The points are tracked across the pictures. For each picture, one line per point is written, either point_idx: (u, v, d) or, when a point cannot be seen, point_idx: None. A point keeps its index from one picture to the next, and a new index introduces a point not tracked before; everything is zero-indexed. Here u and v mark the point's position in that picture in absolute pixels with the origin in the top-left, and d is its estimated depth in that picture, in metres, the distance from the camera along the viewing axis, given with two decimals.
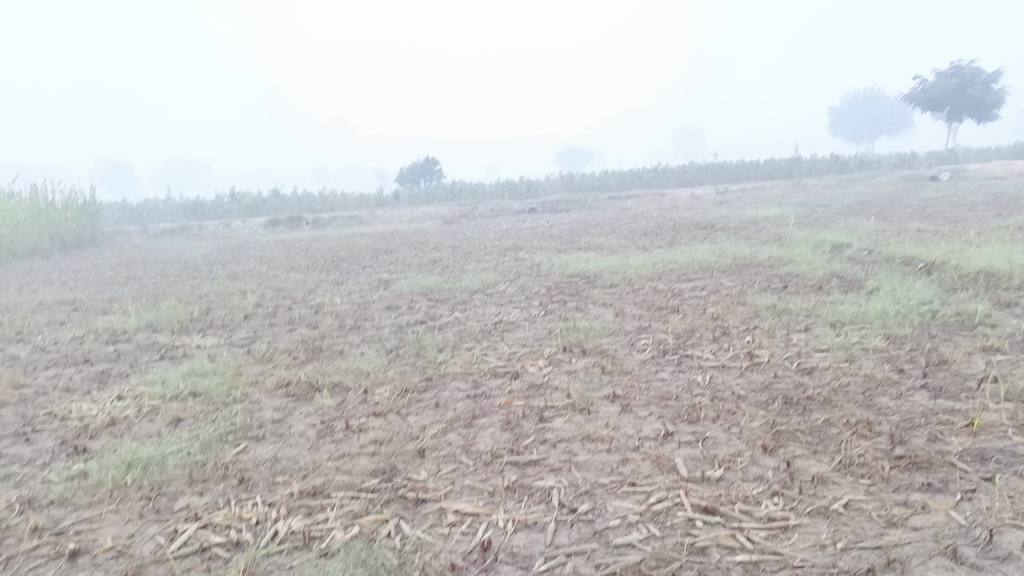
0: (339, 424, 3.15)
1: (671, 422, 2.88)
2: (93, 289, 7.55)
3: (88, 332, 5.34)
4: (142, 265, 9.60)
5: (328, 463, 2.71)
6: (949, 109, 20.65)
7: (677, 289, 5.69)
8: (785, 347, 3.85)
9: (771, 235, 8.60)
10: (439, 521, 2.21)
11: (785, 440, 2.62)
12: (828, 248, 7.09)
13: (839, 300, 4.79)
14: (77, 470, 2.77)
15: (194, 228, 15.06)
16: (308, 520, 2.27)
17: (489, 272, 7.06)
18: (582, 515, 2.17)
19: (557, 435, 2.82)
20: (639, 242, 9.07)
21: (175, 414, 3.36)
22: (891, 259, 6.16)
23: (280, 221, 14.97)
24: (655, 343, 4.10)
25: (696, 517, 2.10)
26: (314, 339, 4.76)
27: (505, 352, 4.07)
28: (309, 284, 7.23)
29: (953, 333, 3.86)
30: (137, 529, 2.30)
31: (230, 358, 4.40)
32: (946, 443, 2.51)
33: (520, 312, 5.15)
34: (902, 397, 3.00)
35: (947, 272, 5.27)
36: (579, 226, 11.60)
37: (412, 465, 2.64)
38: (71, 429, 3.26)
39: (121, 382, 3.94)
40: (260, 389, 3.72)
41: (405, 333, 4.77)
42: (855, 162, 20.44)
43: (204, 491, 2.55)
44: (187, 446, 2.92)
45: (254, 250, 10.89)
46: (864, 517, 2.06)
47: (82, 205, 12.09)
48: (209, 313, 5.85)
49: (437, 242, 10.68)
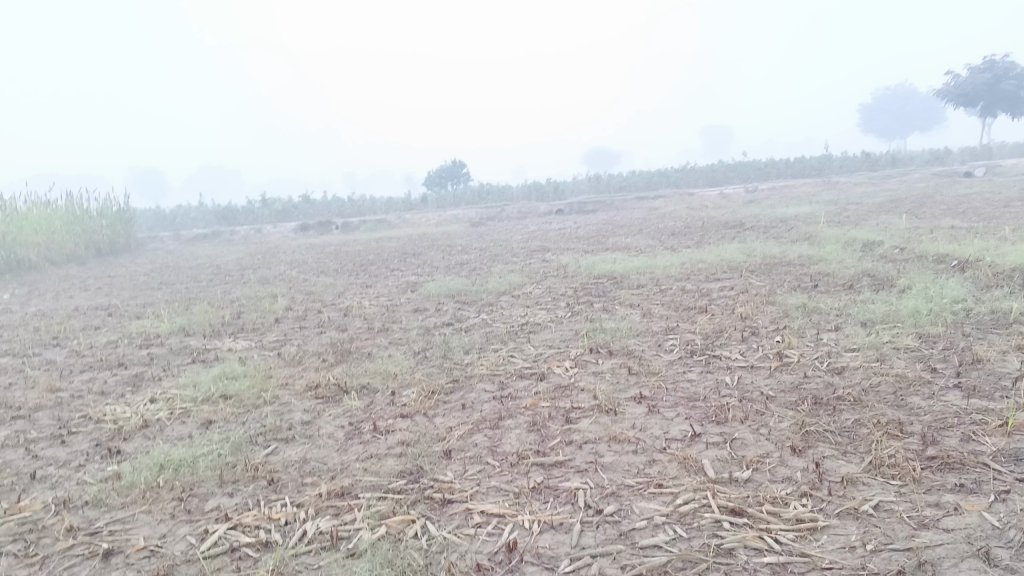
0: (367, 425, 3.17)
1: (698, 423, 2.86)
2: (127, 294, 7.68)
3: (122, 336, 5.43)
4: (175, 270, 9.75)
5: (356, 464, 2.74)
6: (983, 104, 20.28)
7: (705, 289, 5.66)
8: (815, 346, 3.81)
9: (800, 233, 8.50)
10: (465, 522, 2.21)
11: (814, 441, 2.59)
12: (859, 246, 7.00)
13: (870, 299, 4.72)
14: (111, 471, 2.82)
15: (225, 233, 15.25)
16: (336, 520, 2.30)
17: (516, 274, 7.07)
18: (608, 516, 2.17)
19: (583, 436, 2.81)
20: (667, 242, 9.03)
21: (207, 416, 3.41)
22: (924, 257, 6.07)
23: (309, 226, 15.10)
24: (682, 344, 4.07)
25: (723, 519, 2.08)
26: (342, 342, 4.80)
27: (531, 353, 4.07)
28: (338, 287, 7.30)
29: (988, 331, 3.79)
30: (169, 530, 2.33)
31: (260, 361, 4.45)
32: (979, 443, 2.47)
33: (547, 313, 5.15)
34: (933, 396, 2.95)
35: (980, 269, 5.18)
36: (606, 227, 11.59)
37: (439, 466, 2.65)
38: (105, 432, 3.32)
39: (153, 385, 4.00)
40: (290, 391, 3.75)
41: (432, 335, 4.80)
42: (887, 159, 20.14)
43: (234, 492, 2.58)
44: (218, 447, 2.96)
45: (284, 254, 11.01)
46: (895, 518, 2.03)
47: (116, 212, 12.30)
48: (240, 316, 5.92)
49: (464, 244, 10.72)
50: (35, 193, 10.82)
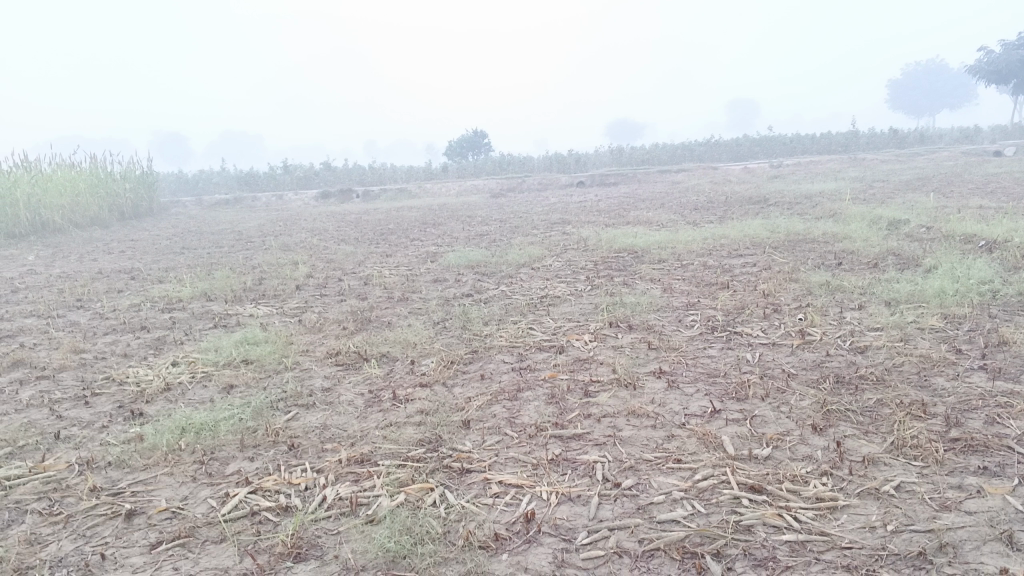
0: (386, 393, 3.19)
1: (718, 399, 2.85)
2: (150, 258, 7.74)
3: (145, 300, 5.47)
4: (197, 235, 9.81)
5: (375, 432, 2.75)
6: (1017, 81, 19.85)
7: (727, 265, 5.62)
8: (838, 325, 3.77)
9: (825, 211, 8.39)
10: (483, 492, 2.22)
11: (835, 420, 2.57)
12: (885, 224, 6.92)
13: (895, 278, 4.67)
14: (134, 433, 2.85)
15: (247, 199, 15.30)
16: (356, 486, 2.31)
17: (536, 246, 7.04)
18: (626, 489, 2.17)
19: (601, 410, 2.81)
20: (689, 216, 8.96)
21: (228, 380, 3.44)
22: (950, 237, 5.98)
23: (330, 194, 15.12)
24: (703, 320, 4.05)
25: (742, 496, 2.07)
26: (362, 310, 4.82)
27: (550, 326, 4.06)
28: (359, 255, 7.32)
29: (1014, 313, 3.74)
30: (190, 492, 2.36)
31: (281, 327, 4.48)
32: (1004, 426, 2.44)
33: (567, 286, 5.13)
34: (958, 377, 2.92)
35: (1008, 250, 5.10)
36: (628, 200, 11.53)
37: (457, 435, 2.66)
38: (127, 394, 3.36)
39: (175, 349, 4.04)
40: (310, 358, 3.78)
41: (452, 305, 4.79)
42: (915, 137, 19.82)
43: (255, 456, 2.61)
44: (239, 412, 2.99)
45: (305, 222, 11.04)
46: (916, 499, 2.01)
47: (139, 176, 12.36)
48: (261, 283, 5.94)
49: (484, 215, 10.70)
50: (60, 156, 10.87)
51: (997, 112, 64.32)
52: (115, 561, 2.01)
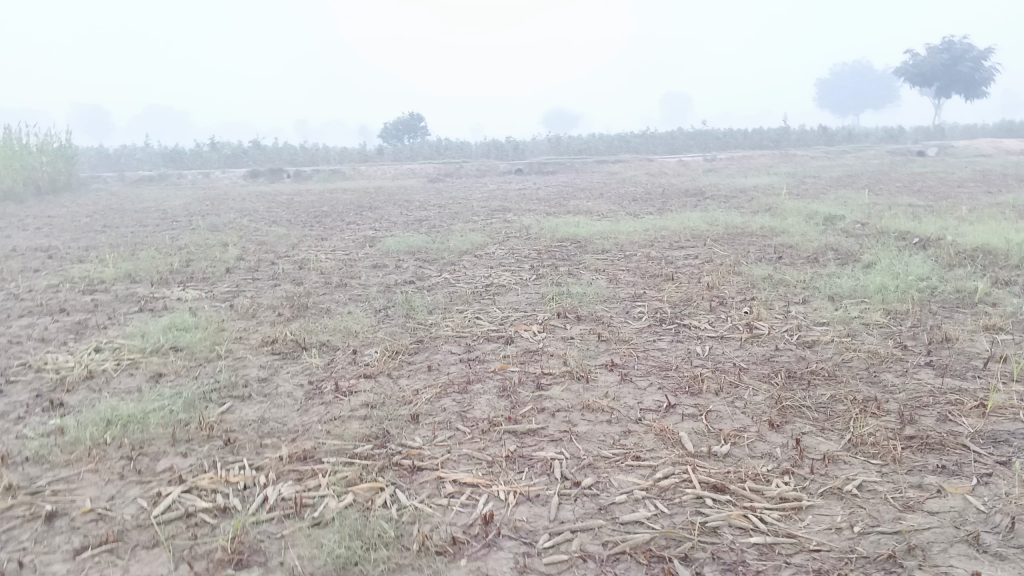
0: (328, 385, 3.04)
1: (673, 393, 2.79)
2: (69, 236, 7.34)
3: (63, 280, 5.16)
4: (119, 213, 9.37)
5: (318, 426, 2.61)
6: (939, 85, 20.55)
7: (670, 257, 5.60)
8: (785, 319, 3.77)
9: (762, 204, 8.51)
10: (436, 492, 2.11)
11: (791, 416, 2.54)
12: (821, 219, 7.03)
13: (836, 273, 4.71)
14: (54, 425, 2.65)
15: (172, 177, 14.73)
16: (299, 486, 2.18)
17: (478, 233, 6.92)
18: (586, 489, 2.09)
19: (555, 404, 2.73)
20: (629, 207, 8.97)
21: (157, 369, 3.24)
22: (885, 233, 6.10)
23: (260, 173, 14.67)
24: (651, 311, 4.01)
25: (705, 495, 2.02)
26: (299, 295, 4.63)
27: (497, 316, 3.96)
28: (293, 238, 7.08)
29: (954, 310, 3.80)
30: (118, 491, 2.19)
31: (212, 312, 4.27)
32: (957, 423, 2.45)
33: (511, 275, 5.03)
34: (906, 374, 2.94)
35: (943, 248, 5.21)
36: (567, 189, 11.50)
37: (406, 430, 2.54)
38: (46, 382, 3.13)
39: (98, 334, 3.80)
40: (245, 346, 3.59)
41: (394, 293, 4.65)
42: (843, 134, 20.36)
43: (188, 452, 2.44)
44: (170, 403, 2.81)
45: (235, 202, 10.67)
46: (879, 499, 1.99)
47: (57, 149, 11.76)
48: (190, 265, 5.68)
49: (422, 200, 10.52)
50: None
51: (918, 115, 66.72)
52: (34, 569, 1.84)
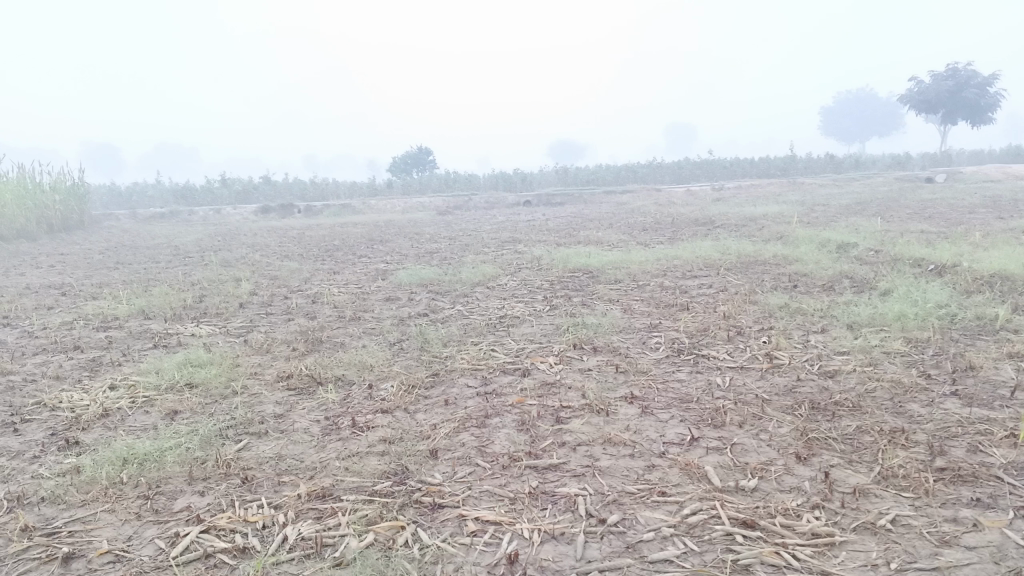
0: (344, 420, 3.01)
1: (695, 425, 2.75)
2: (82, 273, 7.37)
3: (77, 318, 5.16)
4: (131, 249, 9.41)
5: (336, 463, 2.57)
6: (944, 111, 20.59)
7: (684, 286, 5.57)
8: (804, 348, 3.73)
9: (773, 232, 8.50)
10: (458, 530, 2.07)
11: (818, 449, 2.49)
12: (834, 247, 7.00)
13: (853, 301, 4.68)
14: (70, 465, 2.62)
15: (183, 213, 14.82)
16: (319, 524, 2.14)
17: (489, 265, 6.91)
18: (612, 526, 2.05)
19: (576, 437, 2.68)
20: (639, 237, 8.97)
21: (172, 406, 3.21)
22: (900, 260, 6.06)
23: (271, 208, 14.74)
24: (667, 342, 3.97)
25: (735, 532, 1.98)
26: (313, 330, 4.61)
27: (512, 348, 3.93)
28: (305, 272, 7.08)
29: (976, 337, 3.75)
30: (135, 531, 2.16)
31: (226, 347, 4.25)
32: (988, 454, 2.40)
33: (525, 306, 5.01)
34: (932, 403, 2.88)
35: (959, 274, 5.17)
36: (576, 220, 11.52)
37: (425, 467, 2.50)
38: (61, 420, 3.11)
39: (112, 371, 3.78)
40: (259, 382, 3.57)
41: (407, 326, 4.63)
42: (851, 162, 20.39)
43: (206, 491, 2.40)
44: (186, 441, 2.78)
45: (245, 237, 10.71)
46: (914, 534, 1.94)
47: (69, 187, 11.86)
48: (203, 300, 5.67)
49: (432, 232, 10.53)
50: None
51: (924, 141, 66.87)
52: None
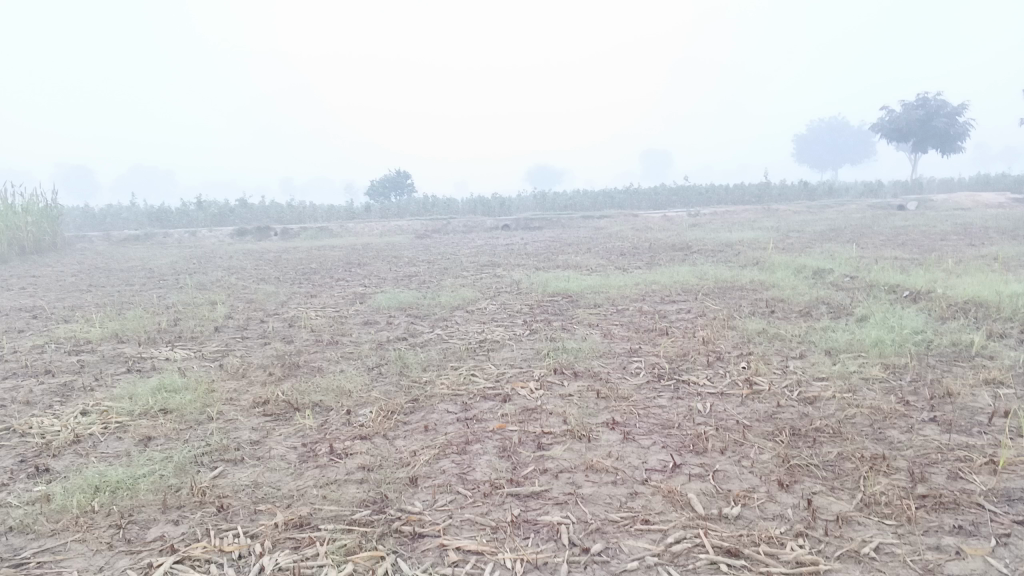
0: (322, 447, 2.96)
1: (677, 452, 2.74)
2: (54, 296, 7.26)
3: (48, 341, 5.07)
4: (105, 272, 9.29)
5: (314, 491, 2.53)
6: (915, 140, 20.96)
7: (662, 311, 5.58)
8: (783, 374, 3.74)
9: (749, 258, 8.57)
10: (440, 560, 2.04)
11: (800, 475, 2.49)
12: (810, 273, 7.06)
13: (831, 327, 4.71)
14: (39, 492, 2.55)
15: (158, 235, 14.68)
16: (297, 554, 2.10)
17: (468, 289, 6.89)
18: (595, 555, 2.02)
19: (558, 464, 2.66)
20: (618, 261, 9.00)
21: (145, 432, 3.15)
22: (875, 286, 6.12)
23: (247, 231, 14.65)
24: (648, 367, 3.97)
25: (719, 561, 1.96)
26: (290, 354, 4.56)
27: (492, 373, 3.91)
28: (282, 296, 7.02)
29: (952, 363, 3.78)
30: (107, 562, 2.10)
31: (201, 372, 4.19)
32: (968, 481, 2.40)
33: (505, 331, 4.99)
34: (911, 430, 2.89)
35: (934, 301, 5.23)
36: (554, 244, 11.56)
37: (405, 495, 2.47)
38: (31, 447, 3.04)
39: (84, 396, 3.71)
40: (235, 407, 3.51)
41: (386, 350, 4.59)
42: (824, 189, 20.67)
43: (180, 520, 2.35)
44: (160, 468, 2.72)
45: (222, 260, 10.62)
46: (898, 562, 1.93)
47: (42, 209, 11.71)
48: (177, 324, 5.60)
49: (410, 256, 10.51)
50: None
51: (895, 169, 68.00)
52: None
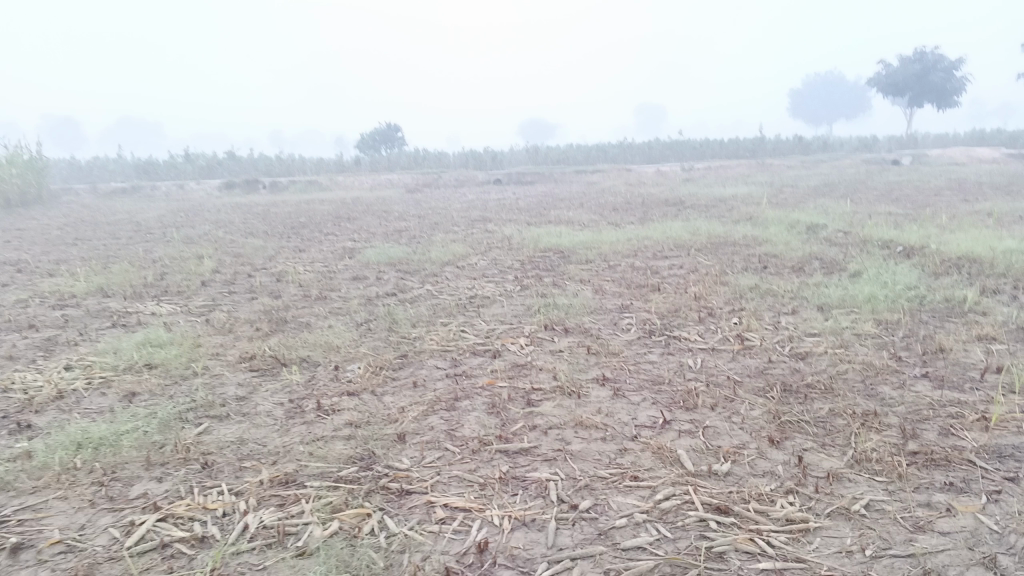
0: (309, 403, 2.93)
1: (667, 408, 2.71)
2: (39, 249, 7.16)
3: (33, 295, 4.99)
4: (92, 225, 9.17)
5: (299, 447, 2.50)
6: (911, 94, 20.77)
7: (655, 267, 5.53)
8: (775, 330, 3.71)
9: (743, 213, 8.51)
10: (427, 517, 2.01)
11: (791, 432, 2.47)
12: (803, 228, 7.01)
13: (824, 282, 4.67)
14: (21, 449, 2.52)
15: (145, 188, 14.48)
16: (281, 512, 2.07)
17: (459, 244, 6.82)
18: (584, 512, 2.00)
19: (547, 421, 2.63)
20: (610, 217, 8.93)
21: (130, 388, 3.10)
22: (869, 241, 6.08)
23: (235, 184, 14.47)
24: (639, 323, 3.93)
25: (709, 518, 1.94)
26: (277, 309, 4.50)
27: (483, 329, 3.87)
28: (270, 250, 6.94)
29: (945, 319, 3.76)
30: (89, 520, 2.07)
31: (187, 327, 4.14)
32: (959, 438, 2.38)
33: (495, 286, 4.93)
34: (903, 386, 2.87)
35: (928, 256, 5.19)
36: (547, 199, 11.47)
37: (392, 451, 2.44)
38: (13, 402, 2.99)
39: (68, 351, 3.66)
40: (221, 362, 3.47)
41: (375, 306, 4.54)
42: (818, 143, 20.53)
43: (164, 477, 2.32)
44: (144, 424, 2.68)
45: (210, 213, 10.51)
46: (889, 519, 1.92)
47: (26, 161, 11.51)
48: (164, 278, 5.52)
49: (401, 210, 10.41)
50: None
51: (889, 124, 67.72)
52: None
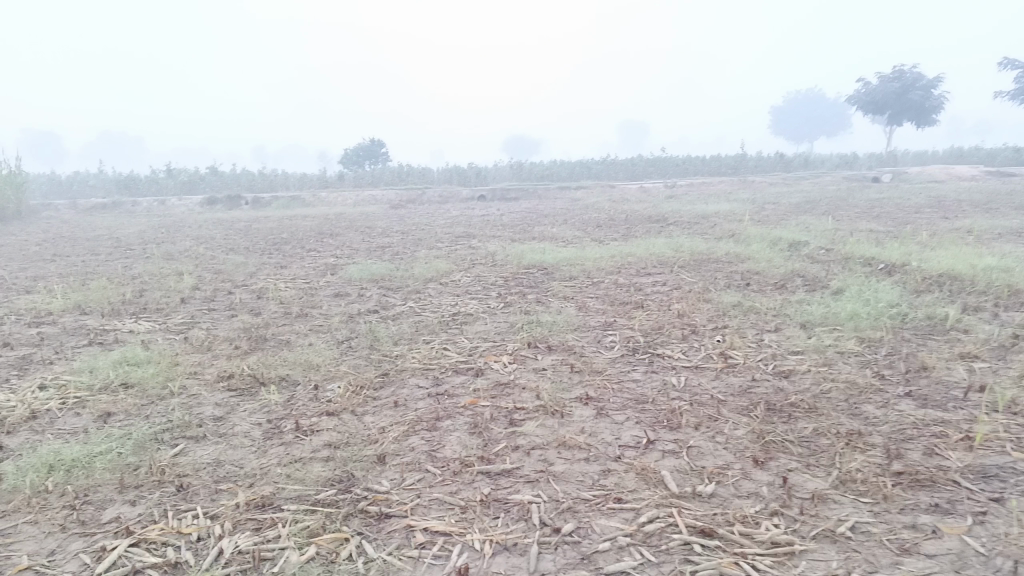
0: (288, 423, 2.88)
1: (651, 428, 2.69)
2: (16, 266, 7.05)
3: (8, 313, 4.91)
4: (71, 241, 9.06)
5: (277, 469, 2.45)
6: (890, 112, 21.00)
7: (638, 284, 5.52)
8: (759, 348, 3.70)
9: (726, 230, 8.54)
10: (406, 542, 1.97)
11: (775, 452, 2.45)
12: (786, 245, 7.03)
13: (806, 300, 4.68)
14: None
15: (126, 204, 14.36)
16: (257, 537, 2.02)
17: (442, 261, 6.79)
18: (567, 536, 1.97)
19: (530, 441, 2.60)
20: (594, 233, 8.93)
21: (105, 407, 3.04)
22: (851, 259, 6.11)
23: (217, 199, 14.37)
24: (623, 340, 3.91)
25: (693, 541, 1.92)
26: (257, 327, 4.45)
27: (465, 347, 3.83)
28: (252, 266, 6.88)
29: (927, 337, 3.76)
30: (58, 545, 2.01)
31: (165, 345, 4.07)
32: (944, 458, 2.37)
33: (478, 303, 4.90)
34: (887, 405, 2.86)
35: (910, 274, 5.21)
36: (530, 215, 11.47)
37: (372, 473, 2.39)
38: None
39: (42, 370, 3.59)
40: (199, 381, 3.41)
41: (357, 323, 4.50)
42: (800, 161, 20.70)
43: (138, 500, 2.26)
44: (118, 446, 2.62)
45: (191, 229, 10.43)
46: (874, 542, 1.90)
47: (4, 175, 11.38)
48: (143, 295, 5.45)
49: (384, 226, 10.37)
50: None
51: (869, 141, 68.48)
52: None
